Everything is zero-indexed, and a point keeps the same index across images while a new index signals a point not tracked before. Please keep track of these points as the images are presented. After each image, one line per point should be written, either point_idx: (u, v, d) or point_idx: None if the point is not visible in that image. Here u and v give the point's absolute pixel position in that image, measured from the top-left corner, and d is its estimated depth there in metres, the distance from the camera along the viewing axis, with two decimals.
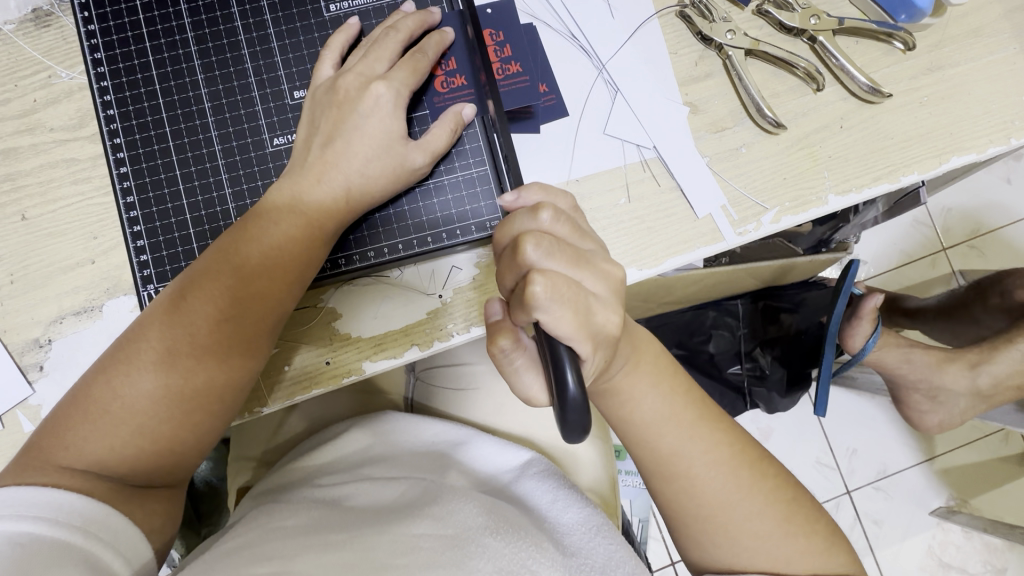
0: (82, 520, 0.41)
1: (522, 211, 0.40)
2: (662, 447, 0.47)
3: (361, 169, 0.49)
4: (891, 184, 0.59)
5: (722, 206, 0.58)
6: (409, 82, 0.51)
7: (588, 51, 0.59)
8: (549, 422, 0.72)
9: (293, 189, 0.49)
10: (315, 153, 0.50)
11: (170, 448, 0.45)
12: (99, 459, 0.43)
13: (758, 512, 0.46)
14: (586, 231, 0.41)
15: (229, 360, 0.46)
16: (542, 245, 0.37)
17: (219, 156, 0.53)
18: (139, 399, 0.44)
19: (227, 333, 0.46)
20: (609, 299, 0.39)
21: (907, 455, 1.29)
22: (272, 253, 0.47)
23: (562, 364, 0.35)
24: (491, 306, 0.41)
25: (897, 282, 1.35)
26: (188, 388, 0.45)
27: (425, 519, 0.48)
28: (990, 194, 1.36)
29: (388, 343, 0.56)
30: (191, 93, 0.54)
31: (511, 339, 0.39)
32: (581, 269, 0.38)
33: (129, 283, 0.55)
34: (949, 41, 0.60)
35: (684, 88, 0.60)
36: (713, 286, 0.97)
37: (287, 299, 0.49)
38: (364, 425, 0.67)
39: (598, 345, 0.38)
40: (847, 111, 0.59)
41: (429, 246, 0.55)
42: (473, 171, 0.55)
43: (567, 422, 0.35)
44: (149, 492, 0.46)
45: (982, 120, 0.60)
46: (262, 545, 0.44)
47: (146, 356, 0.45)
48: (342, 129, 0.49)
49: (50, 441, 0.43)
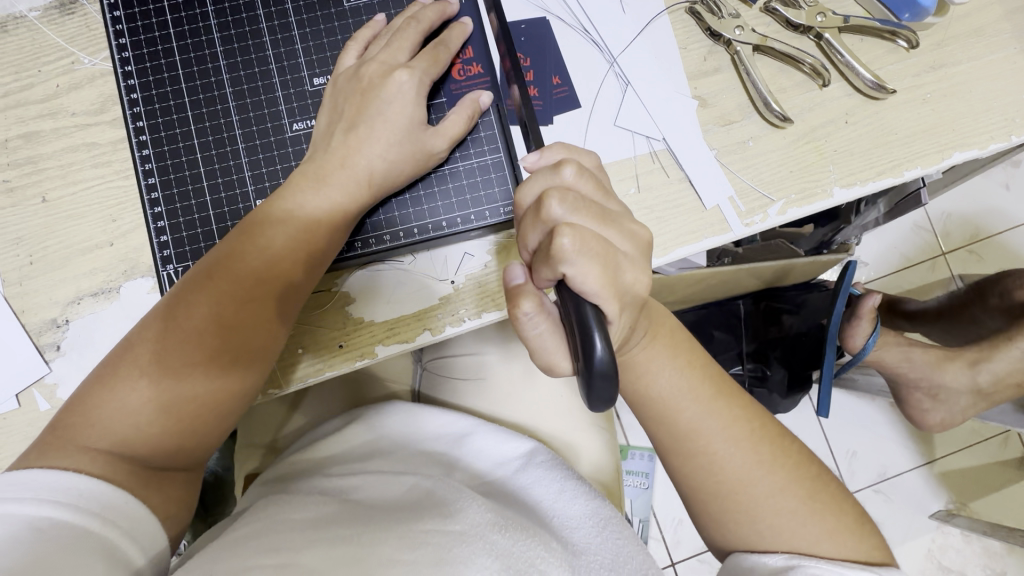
0: (101, 506, 0.41)
1: (544, 170, 0.40)
2: (679, 425, 0.48)
3: (383, 154, 0.50)
4: (894, 179, 0.60)
5: (730, 198, 0.59)
6: (430, 72, 0.52)
7: (600, 45, 0.61)
8: (555, 412, 0.72)
9: (316, 174, 0.50)
10: (339, 139, 0.51)
11: (188, 431, 0.46)
12: (119, 440, 0.44)
13: (772, 491, 0.47)
14: (609, 192, 0.42)
15: (245, 344, 0.47)
16: (566, 201, 0.38)
17: (239, 140, 0.55)
18: (158, 380, 0.45)
19: (243, 317, 0.47)
20: (634, 257, 0.39)
21: (907, 457, 1.30)
22: (295, 239, 0.48)
23: (591, 331, 0.35)
24: (513, 270, 0.41)
25: (897, 284, 1.36)
26: (211, 370, 0.46)
27: (434, 517, 0.48)
28: (989, 199, 1.38)
29: (401, 329, 0.57)
30: (213, 79, 0.55)
31: (535, 303, 0.39)
32: (605, 226, 0.39)
33: (147, 265, 0.56)
34: (951, 40, 0.62)
35: (693, 82, 0.61)
36: (716, 284, 0.98)
37: (303, 285, 0.49)
38: (369, 418, 0.67)
39: (623, 303, 0.39)
40: (853, 107, 0.61)
41: (444, 231, 0.56)
42: (488, 158, 0.56)
43: (593, 386, 0.35)
44: (167, 474, 0.46)
45: (982, 117, 0.61)
46: (270, 536, 0.44)
47: (165, 338, 0.45)
48: (365, 114, 0.50)
49: (71, 423, 0.44)
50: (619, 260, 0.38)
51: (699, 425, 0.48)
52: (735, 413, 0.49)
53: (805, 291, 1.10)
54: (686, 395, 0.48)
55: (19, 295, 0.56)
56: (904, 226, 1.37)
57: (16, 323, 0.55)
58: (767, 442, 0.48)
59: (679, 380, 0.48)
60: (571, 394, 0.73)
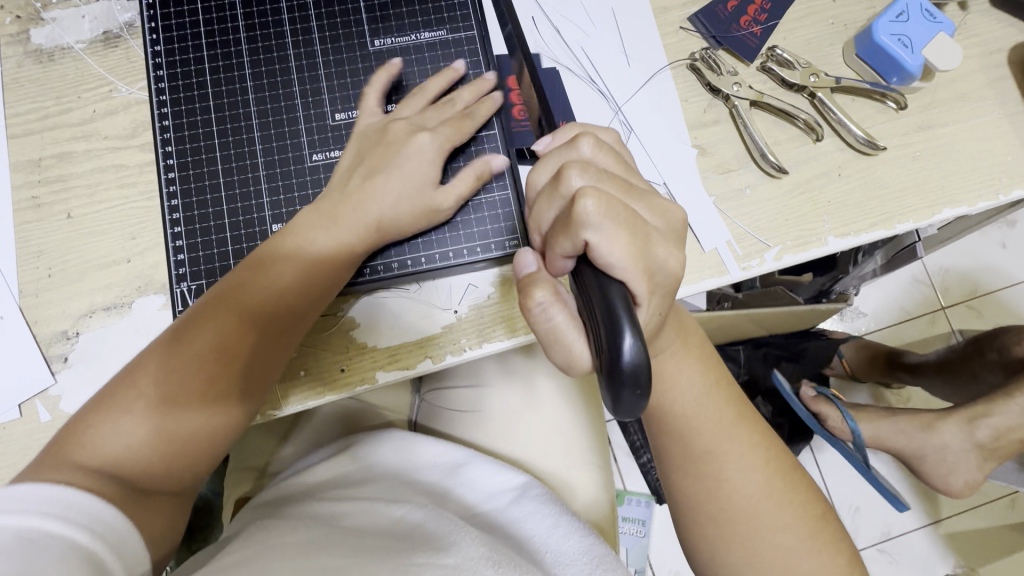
0: (89, 519, 0.39)
1: (562, 147, 0.42)
2: (694, 446, 0.48)
3: (393, 205, 0.53)
4: (886, 231, 0.62)
5: (727, 242, 0.61)
6: (452, 138, 0.55)
7: (605, 94, 0.64)
8: (552, 448, 0.72)
9: (326, 214, 0.52)
10: (353, 184, 0.53)
11: (181, 456, 0.47)
12: (112, 460, 0.44)
13: (776, 529, 0.46)
14: (632, 168, 0.43)
15: (247, 373, 0.49)
16: (587, 172, 0.39)
17: (261, 168, 0.57)
18: (158, 399, 0.46)
19: (248, 347, 0.48)
20: (669, 242, 0.39)
21: (911, 516, 1.27)
22: (305, 270, 0.51)
23: (621, 325, 0.33)
24: (525, 258, 0.43)
25: (896, 336, 1.36)
26: (212, 392, 0.47)
27: (426, 550, 0.48)
28: (986, 256, 1.40)
29: (403, 354, 0.58)
30: (241, 111, 0.59)
31: (549, 291, 0.40)
32: (631, 199, 0.39)
33: (161, 283, 0.58)
34: (938, 103, 0.65)
35: (694, 132, 0.64)
36: (715, 328, 0.99)
37: (307, 319, 0.52)
38: (358, 448, 0.67)
39: (652, 286, 0.39)
40: (845, 161, 0.64)
41: (450, 261, 0.58)
42: (496, 194, 0.59)
43: (622, 385, 0.33)
44: (154, 497, 0.46)
45: (970, 176, 0.64)
46: (257, 562, 0.44)
47: (169, 362, 0.47)
48: (382, 166, 0.53)
49: (67, 441, 0.44)
50: (653, 242, 0.38)
51: (715, 449, 0.47)
52: (757, 439, 0.48)
53: (804, 340, 1.12)
54: (708, 420, 0.48)
55: (33, 306, 0.57)
56: (903, 279, 1.39)
57: (28, 334, 0.56)
58: (779, 476, 0.48)
59: (704, 398, 0.48)
60: (568, 430, 0.74)
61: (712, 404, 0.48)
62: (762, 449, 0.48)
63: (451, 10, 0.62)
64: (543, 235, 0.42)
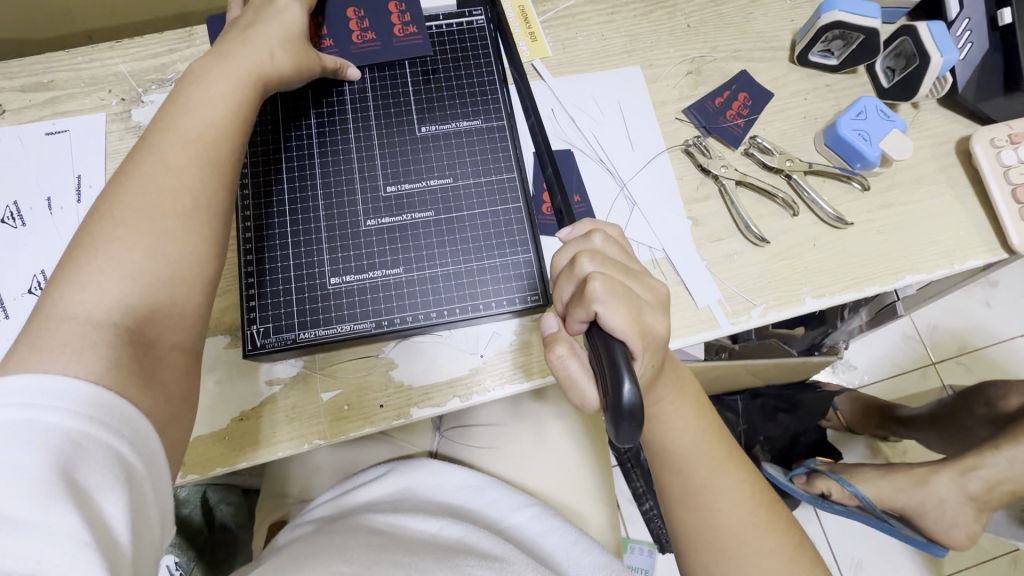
0: (115, 417, 0.41)
1: (577, 237, 0.52)
2: (692, 479, 0.54)
3: (282, 44, 0.60)
4: (857, 293, 0.72)
5: (718, 300, 0.71)
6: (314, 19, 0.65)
7: (612, 172, 0.76)
8: (563, 484, 0.79)
9: (204, 73, 0.56)
10: (230, 39, 0.59)
11: (182, 218, 0.50)
12: (102, 314, 0.45)
13: (767, 553, 0.52)
14: (630, 255, 0.53)
15: (210, 126, 0.54)
16: (596, 259, 0.49)
17: (322, 229, 0.67)
18: (132, 251, 0.47)
19: (201, 169, 0.52)
20: (658, 311, 0.49)
21: (913, 571, 1.29)
22: (220, 91, 0.55)
23: (622, 375, 0.42)
24: (548, 321, 0.52)
25: (887, 390, 1.43)
26: (192, 141, 0.52)
27: (474, 556, 0.55)
28: (970, 316, 1.49)
29: (435, 393, 0.67)
30: (305, 178, 0.68)
31: (567, 347, 0.49)
32: (630, 279, 0.49)
33: (227, 324, 0.67)
34: (897, 185, 0.76)
35: (688, 206, 0.75)
36: (713, 377, 1.06)
37: (243, 129, 0.56)
38: (384, 476, 0.73)
39: (648, 343, 0.47)
40: (819, 233, 0.74)
41: (480, 313, 0.66)
42: (520, 257, 0.68)
43: (622, 421, 0.41)
44: (151, 348, 0.47)
45: (929, 248, 0.74)
46: (332, 558, 0.51)
47: (131, 212, 0.48)
48: (249, 31, 0.60)
49: (39, 326, 0.44)
50: (646, 313, 0.48)
51: (709, 482, 0.54)
52: (744, 476, 0.55)
53: (799, 391, 1.19)
54: (701, 458, 0.54)
55: None
56: (892, 335, 1.47)
57: None
58: (765, 507, 0.54)
59: (698, 439, 0.55)
60: (578, 468, 0.80)
61: (708, 442, 0.55)
62: (749, 484, 0.54)
63: (486, 103, 0.73)
64: (563, 308, 0.51)
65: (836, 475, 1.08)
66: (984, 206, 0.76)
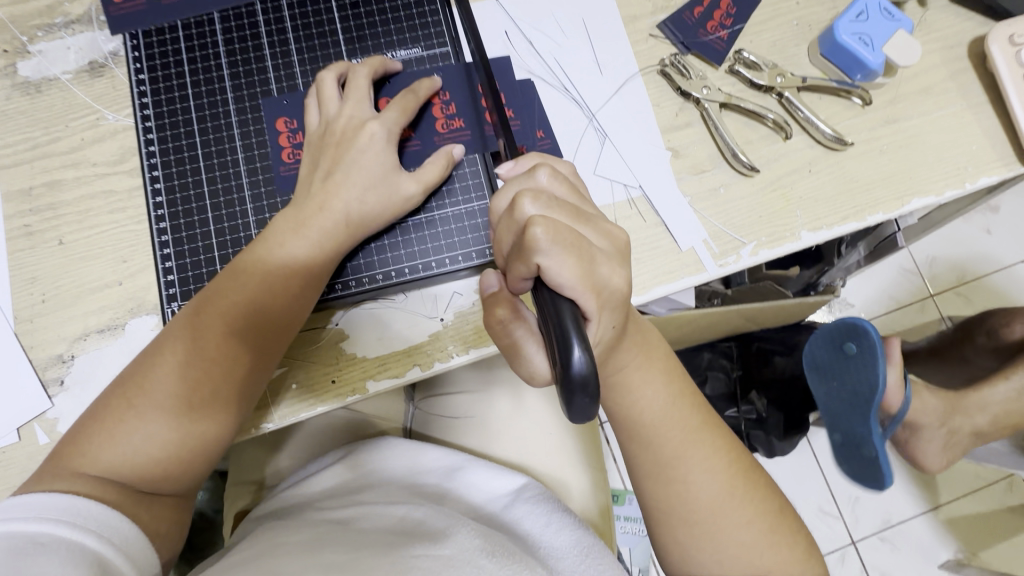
0: (98, 525, 0.45)
1: (519, 176, 0.43)
2: (664, 450, 0.48)
3: (359, 198, 0.55)
4: (858, 223, 0.64)
5: (704, 240, 0.63)
6: (399, 122, 0.58)
7: (579, 103, 0.66)
8: (545, 449, 0.74)
9: (295, 219, 0.55)
10: (318, 184, 0.56)
11: (196, 439, 0.51)
12: (115, 463, 0.49)
13: (744, 526, 0.47)
14: (583, 196, 0.45)
15: (234, 387, 0.52)
16: (540, 201, 0.40)
17: (246, 188, 0.61)
18: (166, 406, 0.50)
19: (233, 357, 0.52)
20: (612, 259, 0.41)
21: (910, 504, 1.28)
22: (270, 286, 0.53)
23: (570, 340, 0.35)
24: (488, 278, 0.45)
25: (887, 326, 1.38)
26: (236, 324, 0.52)
27: (423, 543, 0.50)
28: (971, 243, 1.42)
29: (392, 363, 0.60)
30: (224, 133, 0.62)
31: (509, 311, 0.42)
32: (580, 224, 0.41)
33: (153, 304, 0.59)
34: (902, 97, 0.67)
35: (667, 135, 0.66)
36: (706, 325, 1.00)
37: (265, 354, 0.54)
38: (350, 458, 0.69)
39: (603, 302, 0.40)
40: (815, 157, 0.66)
41: (433, 271, 0.60)
42: (475, 204, 0.62)
43: (573, 401, 0.35)
44: (154, 495, 0.51)
45: (938, 166, 0.66)
46: (272, 559, 0.47)
47: (179, 364, 0.51)
48: (341, 163, 0.56)
49: (86, 436, 0.50)
50: (599, 263, 0.40)
51: (682, 455, 0.48)
52: (721, 442, 0.49)
53: (794, 333, 1.09)
54: (672, 427, 0.48)
55: (29, 332, 0.58)
56: (890, 269, 1.41)
57: (25, 359, 0.58)
58: (743, 475, 0.49)
59: (667, 407, 0.48)
60: (560, 430, 0.75)
61: (681, 409, 0.49)
62: (725, 451, 0.49)
63: (427, 30, 0.65)
64: (504, 261, 0.43)
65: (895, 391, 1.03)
66: (999, 115, 0.68)
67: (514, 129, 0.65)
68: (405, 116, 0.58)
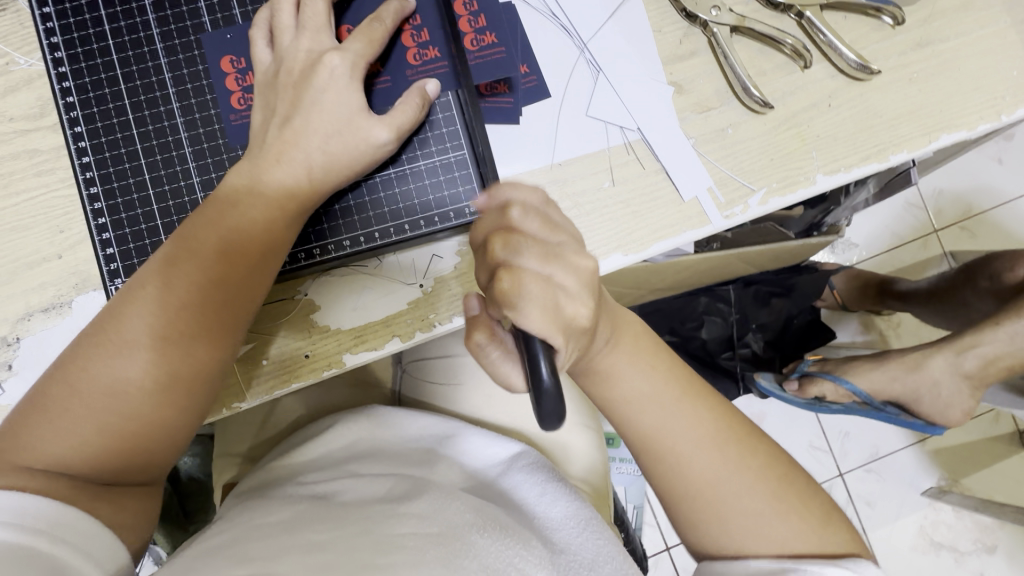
0: (50, 525, 0.39)
1: (492, 211, 0.38)
2: (659, 435, 0.46)
3: (324, 147, 0.48)
4: (880, 163, 0.58)
5: (708, 188, 0.57)
6: (365, 53, 0.49)
7: (569, 30, 0.57)
8: (537, 411, 0.71)
9: (253, 173, 0.48)
10: (274, 134, 0.48)
11: (164, 423, 0.44)
12: (66, 455, 0.41)
13: (740, 495, 0.45)
14: (561, 223, 0.39)
15: (199, 360, 0.45)
16: (510, 244, 0.36)
17: (185, 143, 0.53)
18: (122, 386, 0.43)
19: (197, 322, 0.44)
20: (582, 292, 0.37)
21: (899, 437, 1.27)
22: (234, 240, 0.46)
23: (537, 359, 0.33)
24: (470, 300, 0.41)
25: (888, 264, 1.33)
26: (195, 285, 0.44)
27: (409, 518, 0.47)
28: (981, 176, 1.35)
29: (369, 335, 0.55)
30: (154, 79, 0.53)
31: (487, 334, 0.39)
32: (553, 264, 0.36)
33: (98, 278, 0.53)
34: (938, 15, 0.59)
35: (669, 67, 0.58)
36: (705, 271, 0.95)
37: (235, 317, 0.46)
38: (332, 430, 0.66)
39: (571, 336, 0.36)
40: (836, 89, 0.58)
41: (407, 234, 0.54)
42: (450, 155, 0.55)
43: (542, 412, 0.33)
44: (116, 488, 0.43)
45: (972, 95, 0.58)
46: (245, 544, 0.43)
47: (131, 336, 0.43)
48: (299, 106, 0.48)
49: (25, 426, 0.42)
50: (563, 297, 0.36)
51: (675, 435, 0.46)
52: (715, 416, 0.47)
53: (795, 274, 1.07)
54: (659, 398, 0.46)
55: None
56: (896, 206, 1.34)
57: None
58: (746, 451, 0.46)
59: (643, 384, 0.46)
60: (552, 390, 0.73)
61: (656, 383, 0.47)
62: (713, 420, 0.47)
63: None
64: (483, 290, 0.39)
65: (836, 375, 0.98)
66: None
67: (496, 59, 0.56)
68: (372, 50, 0.50)
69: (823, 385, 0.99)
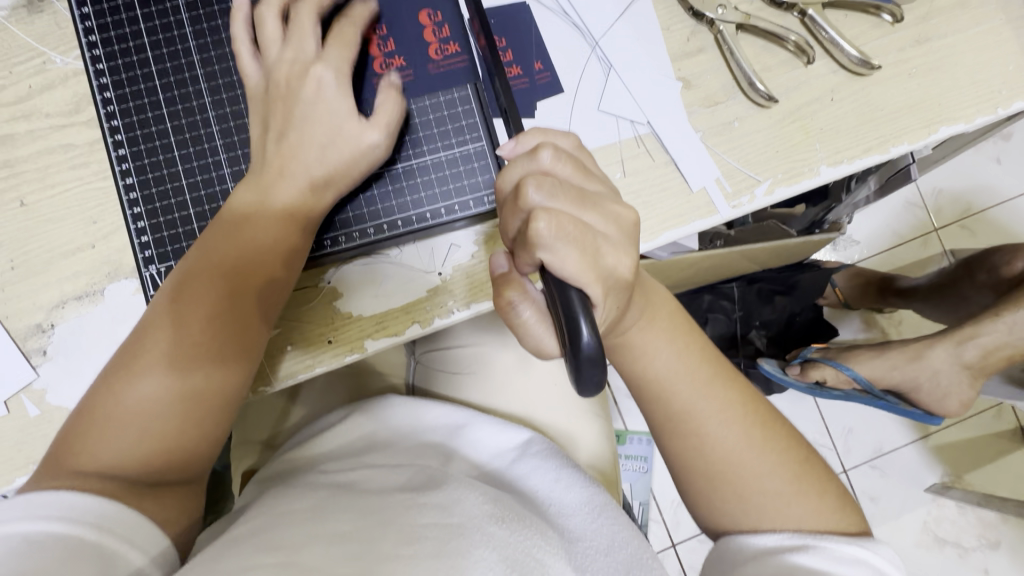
0: (97, 517, 0.39)
1: (521, 155, 0.40)
2: (670, 407, 0.48)
3: (348, 140, 0.50)
4: (881, 155, 0.60)
5: (716, 179, 0.59)
6: (390, 55, 0.52)
7: (581, 28, 0.60)
8: (549, 401, 0.73)
9: (283, 166, 0.50)
10: (301, 128, 0.50)
11: (201, 419, 0.46)
12: (113, 459, 0.43)
13: (751, 470, 0.47)
14: (591, 172, 0.41)
15: (230, 355, 0.47)
16: (544, 187, 0.37)
17: (217, 136, 0.55)
18: (159, 390, 0.45)
19: (225, 319, 0.47)
20: (618, 240, 0.38)
21: (902, 432, 1.29)
22: (257, 243, 0.49)
23: (578, 318, 0.34)
24: (497, 258, 0.42)
25: (890, 261, 1.35)
26: (223, 287, 0.47)
27: (429, 510, 0.48)
28: (980, 174, 1.37)
29: (390, 322, 0.57)
30: (188, 74, 0.56)
31: (519, 291, 0.40)
32: (586, 209, 0.38)
33: (130, 267, 0.55)
34: (936, 13, 0.61)
35: (677, 64, 0.60)
36: (710, 268, 0.97)
37: (260, 314, 0.49)
38: (348, 421, 0.67)
39: (608, 288, 0.37)
40: (838, 84, 0.60)
41: (428, 222, 0.56)
42: (469, 147, 0.57)
43: (581, 376, 0.34)
44: (162, 487, 0.45)
45: (969, 90, 0.61)
46: (271, 532, 0.45)
47: (165, 341, 0.46)
48: (327, 102, 0.50)
49: (73, 440, 0.44)
50: (604, 245, 0.38)
51: (686, 410, 0.48)
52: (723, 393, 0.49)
53: (797, 272, 1.07)
54: (687, 375, 0.48)
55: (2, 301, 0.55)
56: (896, 204, 1.36)
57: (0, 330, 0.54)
58: (755, 427, 0.49)
59: (674, 362, 0.49)
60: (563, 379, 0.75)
61: (689, 361, 0.49)
62: (723, 399, 0.49)
63: None
64: (511, 243, 0.40)
65: (839, 359, 0.99)
66: None
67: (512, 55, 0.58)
68: (347, 52, 0.52)
69: (826, 370, 1.00)
